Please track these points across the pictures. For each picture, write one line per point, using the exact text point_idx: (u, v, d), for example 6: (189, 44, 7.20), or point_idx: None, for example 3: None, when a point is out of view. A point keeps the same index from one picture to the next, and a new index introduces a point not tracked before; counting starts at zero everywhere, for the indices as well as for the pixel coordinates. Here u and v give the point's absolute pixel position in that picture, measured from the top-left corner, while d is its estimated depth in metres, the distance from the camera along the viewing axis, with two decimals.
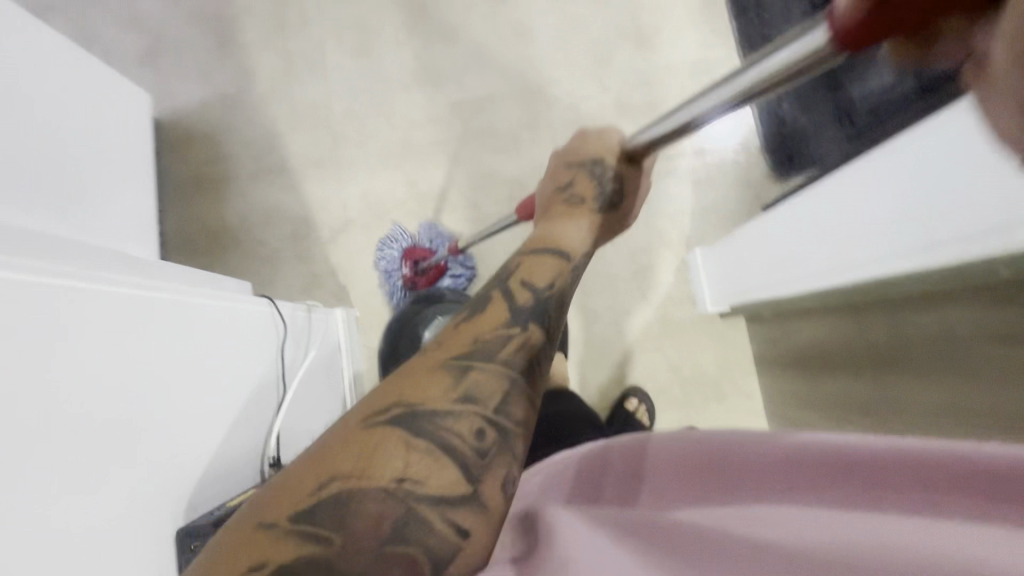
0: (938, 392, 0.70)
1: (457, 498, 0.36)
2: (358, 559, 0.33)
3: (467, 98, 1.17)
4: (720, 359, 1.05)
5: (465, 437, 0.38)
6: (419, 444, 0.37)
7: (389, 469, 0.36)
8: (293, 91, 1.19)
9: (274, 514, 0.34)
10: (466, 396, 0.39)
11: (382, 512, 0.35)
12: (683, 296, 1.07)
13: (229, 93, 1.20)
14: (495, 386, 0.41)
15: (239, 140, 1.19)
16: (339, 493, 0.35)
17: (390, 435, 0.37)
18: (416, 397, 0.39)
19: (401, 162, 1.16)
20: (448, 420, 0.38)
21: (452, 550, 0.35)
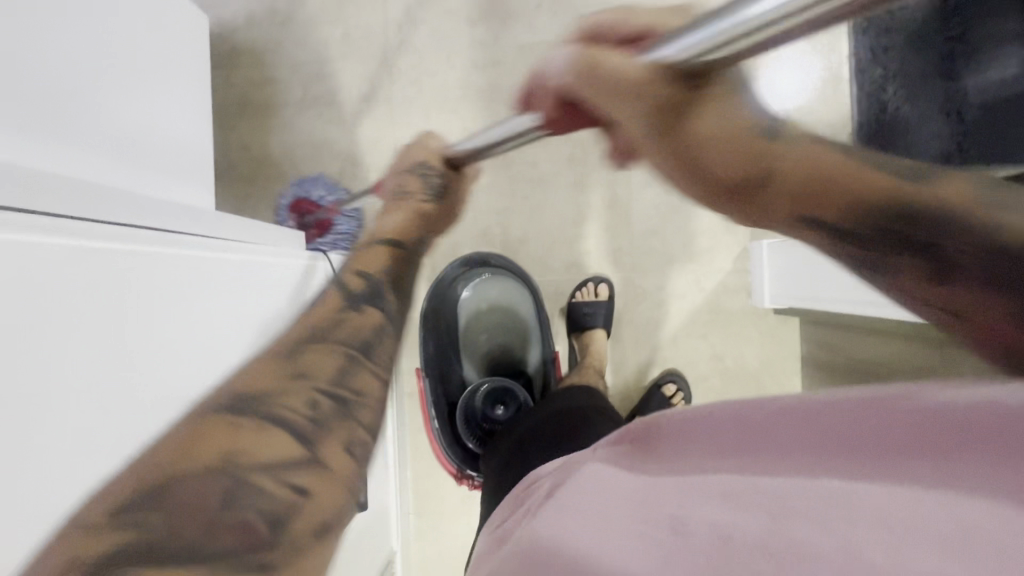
0: None
1: (296, 459, 0.42)
2: (192, 539, 0.33)
3: (536, 41, 1.07)
4: (766, 355, 1.03)
5: (300, 416, 0.45)
6: (245, 423, 0.41)
7: (216, 447, 0.39)
8: (347, 13, 1.09)
9: (112, 508, 0.35)
10: (299, 373, 0.48)
11: (209, 487, 0.37)
12: (739, 285, 1.03)
13: (278, 8, 1.10)
14: (328, 363, 0.50)
15: (287, 62, 1.11)
16: (158, 482, 0.36)
17: (211, 422, 0.42)
18: (258, 389, 0.45)
19: (458, 108, 1.08)
20: (304, 395, 0.46)
21: (290, 511, 0.39)
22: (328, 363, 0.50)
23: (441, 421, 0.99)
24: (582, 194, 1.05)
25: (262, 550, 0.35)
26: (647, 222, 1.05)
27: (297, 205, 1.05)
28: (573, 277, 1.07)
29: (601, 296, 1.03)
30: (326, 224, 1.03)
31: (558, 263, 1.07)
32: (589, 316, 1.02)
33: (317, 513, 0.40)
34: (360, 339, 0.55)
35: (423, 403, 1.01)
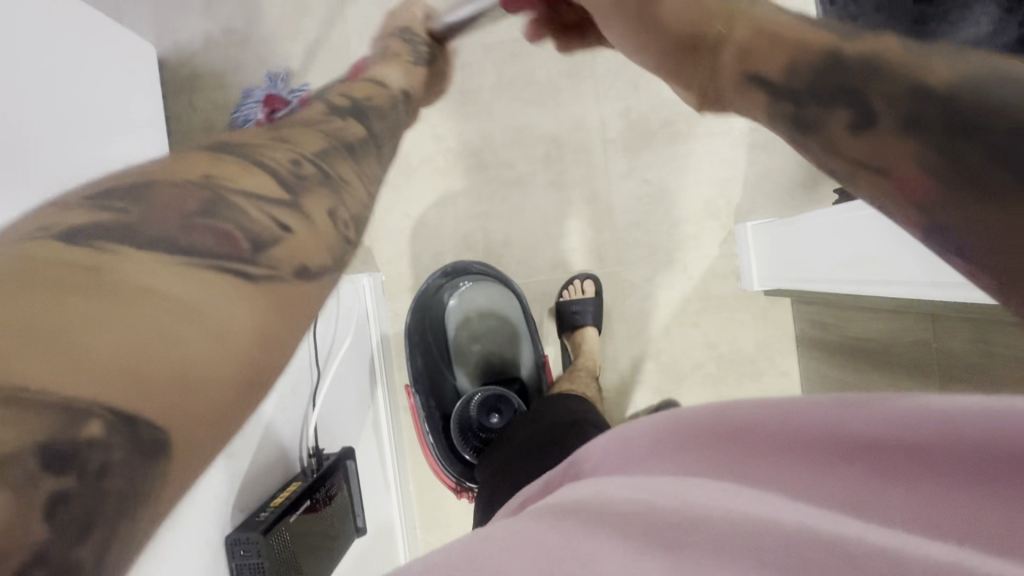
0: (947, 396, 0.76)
1: (279, 200, 0.34)
2: (150, 226, 0.28)
3: (502, 40, 1.05)
4: (761, 338, 1.02)
5: (284, 165, 0.38)
6: (226, 158, 0.35)
7: (197, 168, 0.33)
8: (308, 27, 1.07)
9: (71, 197, 0.30)
10: (280, 138, 0.41)
11: (183, 194, 0.31)
12: (727, 270, 1.02)
13: (237, 29, 1.08)
14: (316, 143, 0.44)
15: (251, 82, 1.09)
16: (149, 178, 0.31)
17: (202, 155, 0.35)
18: (234, 141, 0.38)
19: (428, 113, 1.06)
20: (266, 159, 0.37)
21: (273, 237, 0.32)
22: (341, 164, 0.44)
23: (436, 435, 0.97)
24: (562, 191, 1.04)
25: (238, 259, 0.29)
26: (629, 214, 1.03)
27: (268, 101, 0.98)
28: (561, 275, 1.06)
29: (589, 293, 1.02)
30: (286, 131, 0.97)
31: (544, 263, 1.06)
32: (578, 314, 1.01)
33: (298, 257, 0.33)
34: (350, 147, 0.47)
35: (416, 417, 0.99)
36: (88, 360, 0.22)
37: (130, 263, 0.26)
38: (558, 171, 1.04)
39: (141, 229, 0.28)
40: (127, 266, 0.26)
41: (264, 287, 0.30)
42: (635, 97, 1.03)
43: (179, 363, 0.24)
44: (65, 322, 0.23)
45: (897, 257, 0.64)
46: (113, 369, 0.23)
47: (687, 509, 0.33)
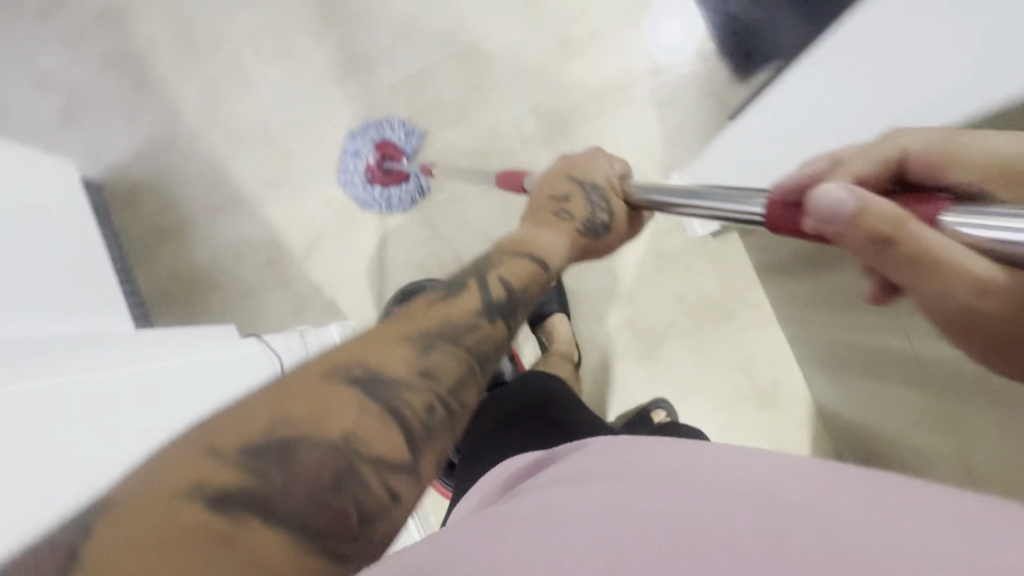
0: (957, 412, 0.62)
1: (401, 467, 0.38)
2: (291, 500, 0.34)
3: (404, 76, 1.11)
4: (722, 278, 1.05)
5: (417, 412, 0.40)
6: (370, 409, 0.38)
7: (341, 423, 0.37)
8: (226, 115, 1.14)
9: (223, 440, 0.34)
10: (425, 372, 0.42)
11: (326, 460, 0.35)
12: (671, 224, 1.05)
13: (161, 135, 1.14)
14: (455, 368, 0.44)
15: (186, 179, 1.14)
16: (292, 436, 0.35)
17: (344, 394, 0.38)
18: (370, 363, 0.41)
19: (356, 161, 1.12)
20: (401, 406, 0.40)
21: (378, 507, 0.36)
22: (468, 390, 0.44)
23: None
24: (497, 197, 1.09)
25: (344, 539, 0.34)
26: None
27: (381, 147, 1.10)
28: None
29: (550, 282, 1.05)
30: (404, 171, 1.10)
31: None
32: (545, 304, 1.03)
33: (398, 526, 0.37)
34: (483, 355, 0.47)
35: None
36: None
37: (270, 544, 0.32)
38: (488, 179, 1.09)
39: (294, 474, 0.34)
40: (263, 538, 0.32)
41: (353, 561, 0.34)
42: (539, 93, 1.09)
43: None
44: None
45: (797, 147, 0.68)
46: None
47: (662, 512, 0.33)
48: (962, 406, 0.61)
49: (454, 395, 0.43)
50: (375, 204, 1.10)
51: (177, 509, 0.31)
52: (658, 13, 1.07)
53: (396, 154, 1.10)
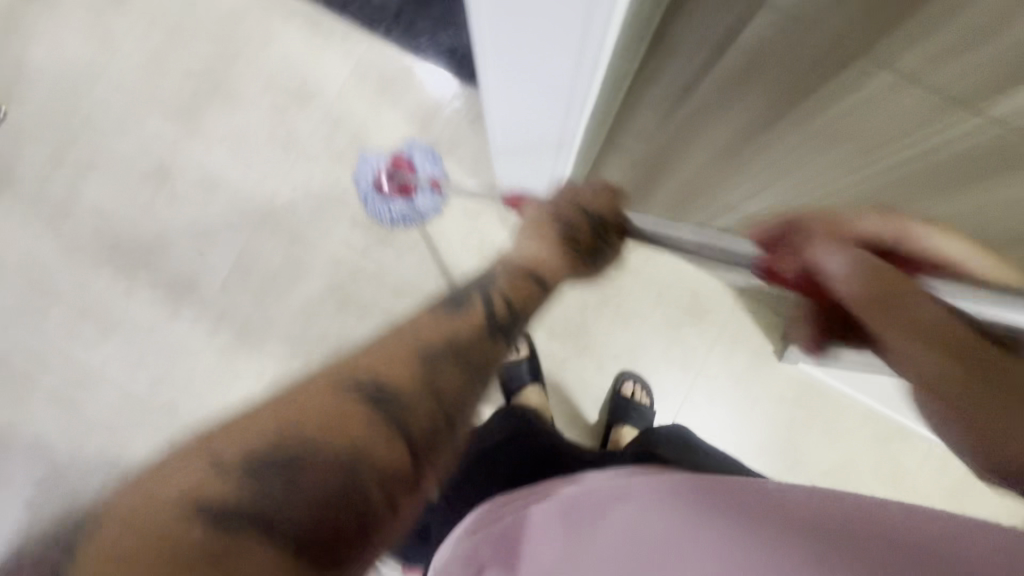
0: (938, 230, 0.55)
1: (378, 462, 0.41)
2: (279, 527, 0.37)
3: (226, 272, 1.12)
4: None
5: (365, 442, 0.42)
6: (354, 412, 0.42)
7: (303, 432, 0.40)
8: (92, 413, 1.09)
9: (193, 484, 0.36)
10: (401, 409, 0.44)
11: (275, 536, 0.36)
12: None
13: (43, 473, 1.08)
14: (388, 417, 0.43)
15: (91, 495, 1.07)
16: (252, 463, 0.38)
17: (320, 415, 0.41)
18: (337, 413, 0.42)
19: (236, 369, 1.10)
20: (378, 478, 0.41)
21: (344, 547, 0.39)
22: (416, 423, 0.44)
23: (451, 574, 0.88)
24: (375, 312, 1.11)
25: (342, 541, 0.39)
26: (431, 274, 1.11)
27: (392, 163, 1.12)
28: None
29: (521, 353, 1.07)
30: (410, 185, 1.11)
31: None
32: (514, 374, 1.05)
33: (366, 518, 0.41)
34: (438, 409, 0.46)
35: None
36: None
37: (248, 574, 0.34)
38: (357, 304, 1.11)
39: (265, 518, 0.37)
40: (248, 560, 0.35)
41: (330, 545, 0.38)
42: (348, 207, 1.13)
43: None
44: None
45: (535, 148, 0.73)
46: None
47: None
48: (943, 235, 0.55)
49: (427, 466, 0.44)
50: (404, 220, 1.12)
51: (173, 529, 0.34)
52: (395, 85, 1.15)
53: (405, 168, 1.12)
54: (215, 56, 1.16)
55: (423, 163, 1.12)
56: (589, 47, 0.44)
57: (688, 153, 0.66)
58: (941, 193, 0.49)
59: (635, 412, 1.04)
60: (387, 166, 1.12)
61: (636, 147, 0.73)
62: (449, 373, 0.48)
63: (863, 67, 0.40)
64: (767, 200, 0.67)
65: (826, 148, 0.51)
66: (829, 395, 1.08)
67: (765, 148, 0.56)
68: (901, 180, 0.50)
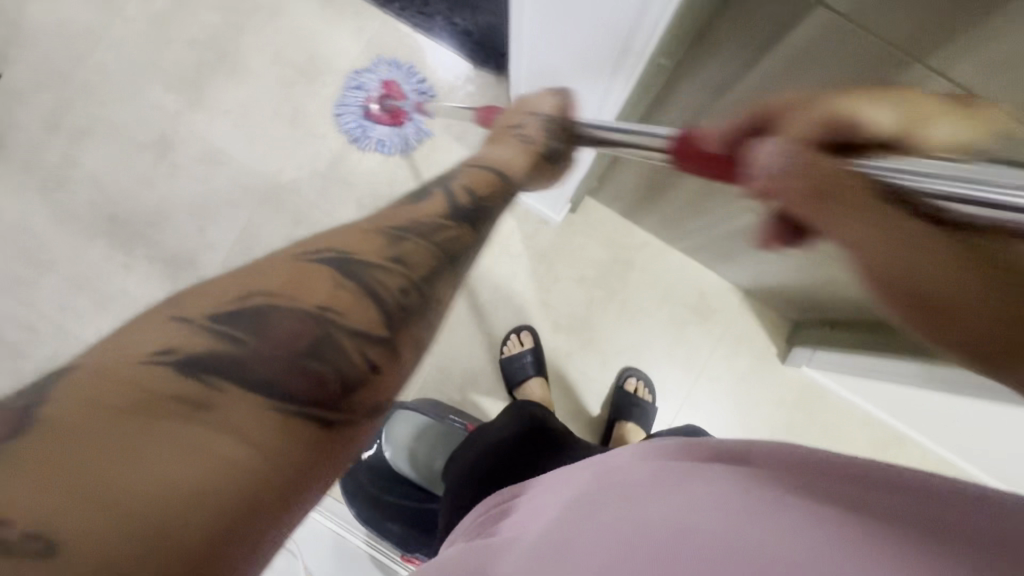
0: None
1: (376, 339, 0.37)
2: (259, 370, 0.32)
3: (227, 250, 1.09)
4: (605, 241, 1.09)
5: (354, 327, 0.36)
6: (346, 283, 0.37)
7: (314, 296, 0.36)
8: None
9: (191, 311, 0.33)
10: (400, 294, 0.39)
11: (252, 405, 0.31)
12: (534, 225, 1.10)
13: None
14: (366, 309, 0.37)
15: None
16: (260, 304, 0.34)
17: (317, 272, 0.37)
18: (323, 290, 0.36)
19: None
20: (359, 342, 0.36)
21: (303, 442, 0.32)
22: (411, 326, 0.39)
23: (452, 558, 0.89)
24: None
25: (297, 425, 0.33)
26: None
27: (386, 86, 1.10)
28: (440, 348, 1.08)
29: (526, 346, 1.06)
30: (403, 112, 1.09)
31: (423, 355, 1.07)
32: (518, 366, 1.04)
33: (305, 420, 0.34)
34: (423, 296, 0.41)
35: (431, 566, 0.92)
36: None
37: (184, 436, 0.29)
38: None
39: (243, 370, 0.32)
40: (226, 414, 0.30)
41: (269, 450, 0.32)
42: (354, 189, 1.10)
43: (191, 549, 0.27)
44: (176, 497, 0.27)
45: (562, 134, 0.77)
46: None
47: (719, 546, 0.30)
48: None
49: (402, 332, 0.39)
50: (390, 145, 1.09)
51: (140, 374, 0.30)
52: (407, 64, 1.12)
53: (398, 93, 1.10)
54: (221, 26, 1.12)
55: (411, 78, 1.11)
56: (641, 30, 0.47)
57: None
58: None
59: (637, 410, 1.04)
60: (377, 86, 1.10)
61: None
62: (415, 248, 0.43)
63: (920, 76, 0.38)
64: None
65: None
66: (829, 401, 1.08)
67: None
68: None
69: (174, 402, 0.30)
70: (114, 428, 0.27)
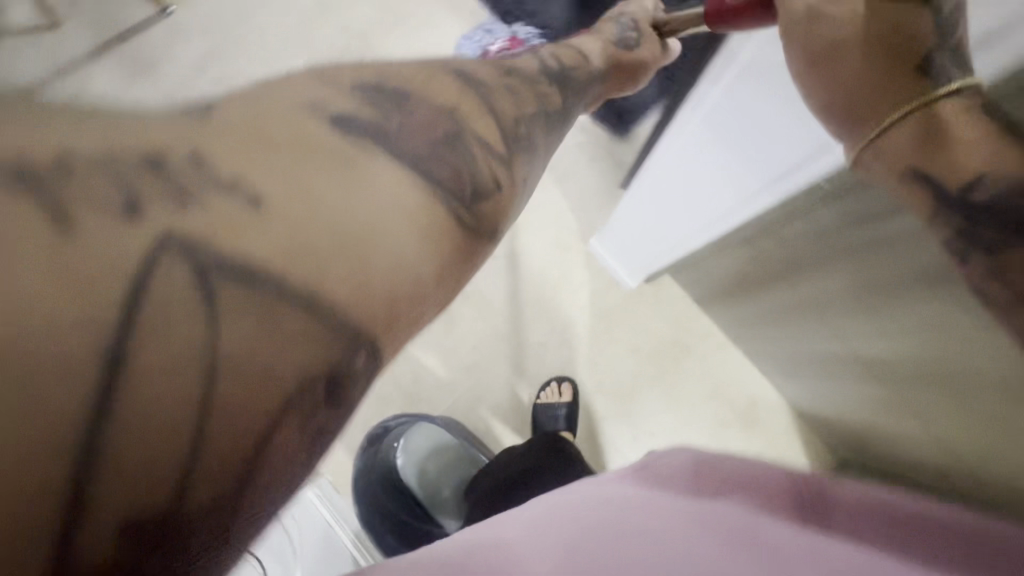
0: (949, 427, 0.65)
1: (501, 153, 0.41)
2: (413, 142, 0.36)
3: None
4: (669, 320, 1.09)
5: (483, 132, 0.40)
6: (471, 101, 0.41)
7: (447, 95, 0.40)
8: None
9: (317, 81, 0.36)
10: (516, 128, 0.43)
11: (435, 120, 0.38)
12: (605, 284, 1.10)
13: None
14: (493, 120, 0.41)
15: None
16: (395, 87, 0.38)
17: (454, 83, 0.41)
18: (449, 100, 0.40)
19: None
20: (490, 152, 0.40)
21: (492, 191, 0.39)
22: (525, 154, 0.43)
23: None
24: None
25: (460, 198, 0.36)
26: (504, 290, 1.09)
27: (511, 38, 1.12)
28: (479, 373, 1.07)
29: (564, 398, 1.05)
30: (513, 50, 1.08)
31: (462, 375, 1.07)
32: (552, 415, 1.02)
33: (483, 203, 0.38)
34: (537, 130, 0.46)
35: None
36: (175, 429, 0.25)
37: (377, 186, 0.33)
38: None
39: (390, 143, 0.34)
40: (364, 180, 0.32)
41: (467, 224, 0.37)
42: None
43: (396, 281, 0.32)
44: (356, 232, 0.31)
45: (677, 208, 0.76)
46: (96, 358, 0.24)
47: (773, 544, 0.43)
48: (957, 432, 0.64)
49: (520, 153, 0.42)
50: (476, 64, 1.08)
51: (289, 124, 0.32)
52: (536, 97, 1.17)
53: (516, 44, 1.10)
54: None
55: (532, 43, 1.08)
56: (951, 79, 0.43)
57: (828, 274, 0.65)
58: (967, 408, 0.60)
59: None
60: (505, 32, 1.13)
61: (770, 248, 0.70)
62: (518, 87, 0.46)
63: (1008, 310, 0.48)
64: (834, 332, 0.73)
65: (912, 318, 0.58)
66: None
67: (909, 300, 0.57)
68: (947, 376, 0.59)
69: (325, 145, 0.32)
70: (277, 150, 0.31)
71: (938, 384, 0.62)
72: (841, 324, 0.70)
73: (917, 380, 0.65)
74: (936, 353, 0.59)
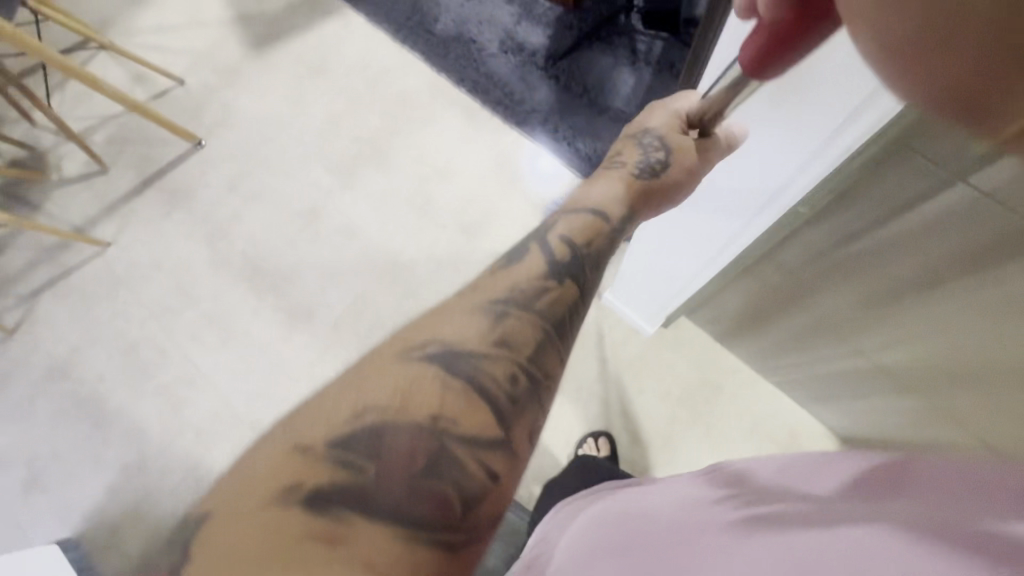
0: (993, 423, 0.63)
1: (492, 439, 0.40)
2: (392, 484, 0.36)
3: (342, 312, 1.21)
4: (693, 361, 1.10)
5: (495, 382, 0.42)
6: (455, 382, 0.41)
7: (427, 405, 0.39)
8: (188, 416, 1.17)
9: (309, 437, 0.37)
10: (503, 342, 0.44)
11: (417, 444, 0.37)
12: (625, 334, 1.13)
13: (130, 463, 1.14)
14: (529, 335, 0.46)
15: (164, 496, 1.11)
16: (378, 418, 0.37)
17: (428, 371, 0.41)
18: (425, 406, 0.39)
19: None
20: (473, 447, 0.39)
21: (482, 489, 0.38)
22: (550, 358, 0.46)
23: None
24: None
25: (451, 526, 0.36)
26: None
27: None
28: None
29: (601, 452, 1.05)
30: None
31: None
32: None
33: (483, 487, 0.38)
34: (557, 320, 0.48)
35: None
36: None
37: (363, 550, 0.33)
38: None
39: (374, 506, 0.35)
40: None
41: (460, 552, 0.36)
42: (462, 274, 1.21)
43: None
44: None
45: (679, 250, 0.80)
46: None
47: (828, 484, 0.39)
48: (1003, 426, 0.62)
49: (518, 420, 0.42)
50: None
51: (275, 519, 0.33)
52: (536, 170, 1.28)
53: None
54: (382, 127, 1.35)
55: None
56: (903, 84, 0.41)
57: (828, 290, 0.69)
58: (997, 391, 0.59)
59: None
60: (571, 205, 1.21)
61: (771, 276, 0.75)
62: (517, 325, 0.45)
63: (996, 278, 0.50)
64: (850, 343, 0.74)
65: (915, 311, 0.61)
66: None
67: (914, 300, 0.60)
68: (963, 361, 0.60)
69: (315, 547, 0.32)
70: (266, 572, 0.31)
71: (974, 380, 0.61)
72: (856, 333, 0.72)
73: (945, 376, 0.65)
74: (949, 337, 0.60)
